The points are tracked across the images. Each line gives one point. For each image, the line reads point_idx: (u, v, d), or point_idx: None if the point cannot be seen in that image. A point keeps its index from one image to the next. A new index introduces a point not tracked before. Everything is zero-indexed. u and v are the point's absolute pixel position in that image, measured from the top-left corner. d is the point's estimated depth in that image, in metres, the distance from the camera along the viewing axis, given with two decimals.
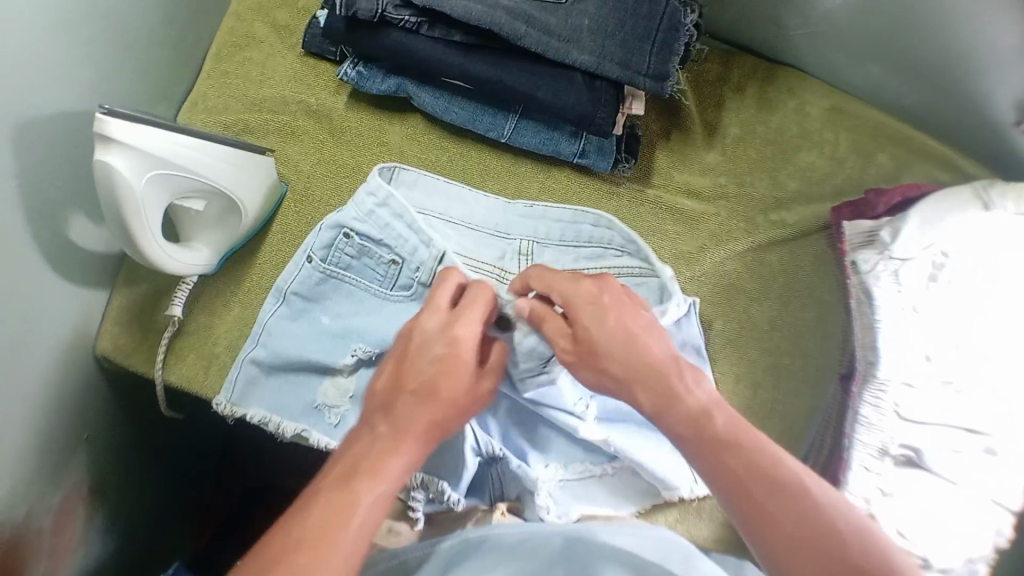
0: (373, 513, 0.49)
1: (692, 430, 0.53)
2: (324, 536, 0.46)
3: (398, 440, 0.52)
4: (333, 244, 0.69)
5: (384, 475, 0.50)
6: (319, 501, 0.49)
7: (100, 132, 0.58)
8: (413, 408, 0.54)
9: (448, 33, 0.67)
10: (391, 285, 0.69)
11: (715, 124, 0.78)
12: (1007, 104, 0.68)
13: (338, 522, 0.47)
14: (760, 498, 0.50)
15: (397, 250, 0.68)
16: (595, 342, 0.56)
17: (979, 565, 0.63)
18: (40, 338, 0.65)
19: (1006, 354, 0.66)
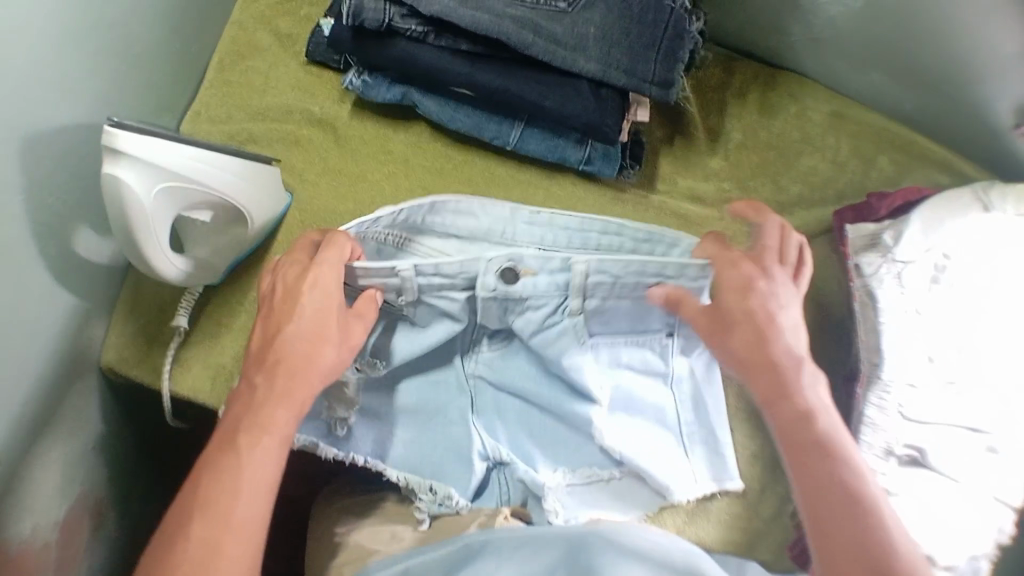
0: (265, 472, 0.51)
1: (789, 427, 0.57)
2: (229, 510, 0.49)
3: (280, 391, 0.54)
4: None
5: (269, 429, 0.53)
6: (209, 468, 0.51)
7: (109, 145, 0.58)
8: (282, 357, 0.56)
9: (455, 42, 0.67)
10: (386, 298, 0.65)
11: (718, 129, 0.78)
12: (1007, 108, 0.69)
13: (233, 487, 0.50)
14: (824, 507, 0.53)
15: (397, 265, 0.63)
16: (732, 325, 0.61)
17: (982, 562, 0.65)
18: (46, 351, 0.64)
19: (1003, 359, 0.68)
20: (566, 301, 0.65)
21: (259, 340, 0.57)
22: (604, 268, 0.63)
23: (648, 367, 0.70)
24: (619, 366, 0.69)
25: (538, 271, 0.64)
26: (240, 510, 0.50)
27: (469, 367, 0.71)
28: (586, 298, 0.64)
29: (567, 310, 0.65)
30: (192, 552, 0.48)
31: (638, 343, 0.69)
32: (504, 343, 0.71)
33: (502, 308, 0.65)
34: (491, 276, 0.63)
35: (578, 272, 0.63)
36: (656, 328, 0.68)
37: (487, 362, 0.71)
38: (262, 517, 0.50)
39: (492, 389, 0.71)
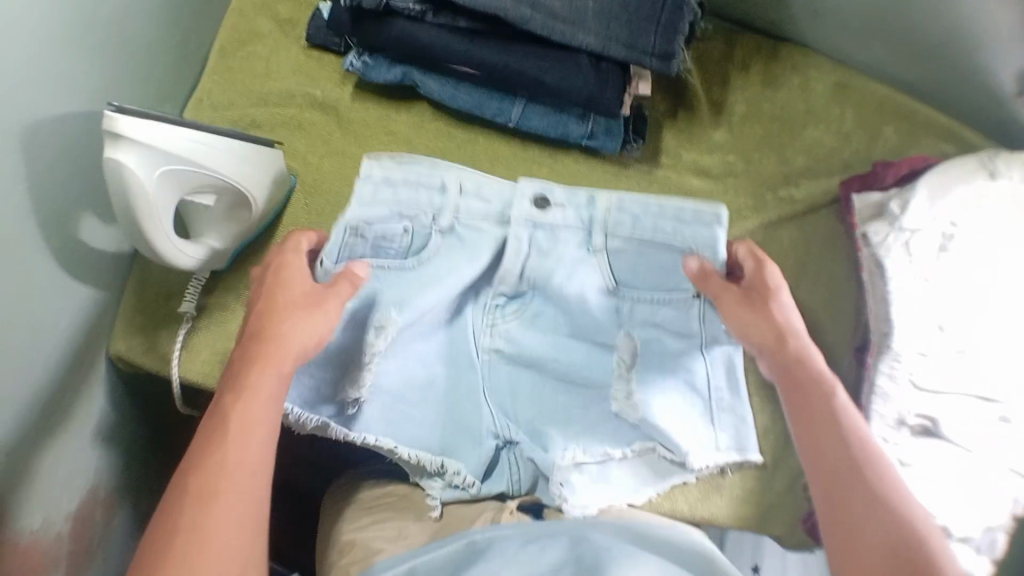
0: (263, 430, 0.50)
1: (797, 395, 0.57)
2: (228, 469, 0.48)
3: (263, 354, 0.53)
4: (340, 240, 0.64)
5: (251, 387, 0.51)
6: (208, 430, 0.50)
7: (110, 130, 0.58)
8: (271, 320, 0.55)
9: (454, 19, 0.67)
10: (403, 257, 0.66)
11: (721, 103, 0.78)
12: (1011, 75, 0.69)
13: (226, 448, 0.49)
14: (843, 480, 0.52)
15: (405, 214, 0.66)
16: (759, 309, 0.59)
17: (998, 534, 0.66)
18: (55, 340, 0.65)
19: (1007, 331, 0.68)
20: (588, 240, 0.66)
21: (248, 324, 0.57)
22: (626, 208, 0.66)
23: (677, 326, 0.66)
24: (650, 325, 0.66)
25: (567, 204, 0.66)
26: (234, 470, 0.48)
27: (483, 342, 0.70)
28: (610, 236, 0.66)
29: (591, 246, 0.66)
30: (198, 507, 0.46)
31: (668, 303, 0.65)
32: (519, 311, 0.70)
33: (529, 249, 0.67)
34: (523, 202, 0.67)
35: (601, 206, 0.66)
36: (683, 286, 0.65)
37: (505, 336, 0.70)
38: (261, 474, 0.49)
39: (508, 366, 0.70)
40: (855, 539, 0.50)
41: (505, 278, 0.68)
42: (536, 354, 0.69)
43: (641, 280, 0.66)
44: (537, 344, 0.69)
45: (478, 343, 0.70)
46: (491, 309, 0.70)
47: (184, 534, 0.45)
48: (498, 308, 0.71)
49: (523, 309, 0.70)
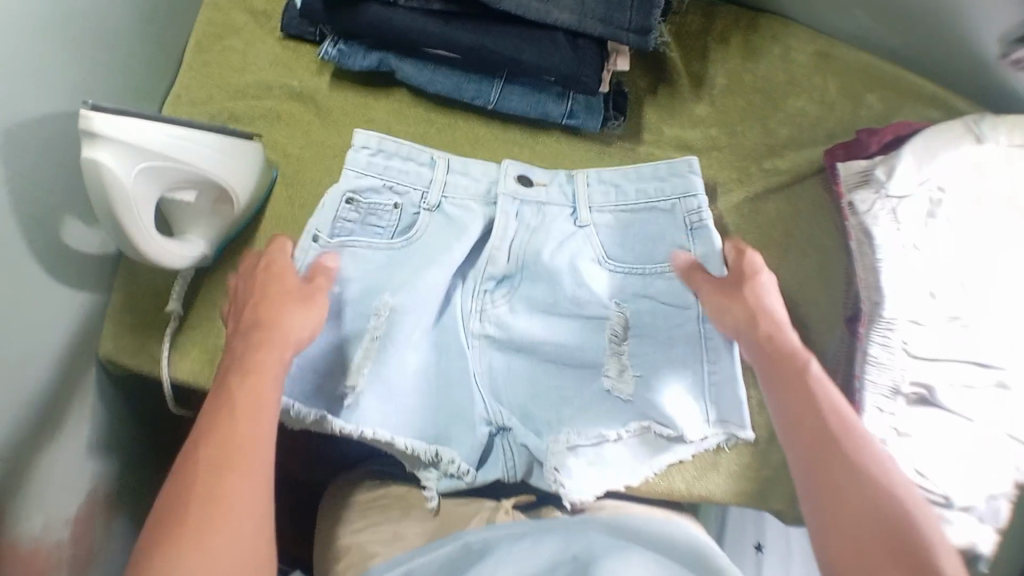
0: (264, 414, 0.51)
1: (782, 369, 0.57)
2: (234, 451, 0.48)
3: (259, 345, 0.55)
4: (335, 215, 0.68)
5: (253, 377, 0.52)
6: (206, 420, 0.50)
7: (86, 129, 0.57)
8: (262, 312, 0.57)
9: (427, 3, 0.66)
10: (391, 233, 0.69)
11: (702, 75, 0.77)
12: (993, 38, 0.68)
13: (233, 430, 0.49)
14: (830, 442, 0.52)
15: (396, 191, 0.70)
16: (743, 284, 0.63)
17: (1001, 502, 0.65)
18: (44, 347, 0.64)
19: (1004, 294, 0.68)
20: (575, 214, 0.71)
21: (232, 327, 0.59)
22: (604, 180, 0.72)
23: (671, 296, 0.68)
24: (642, 296, 0.69)
25: (550, 182, 0.71)
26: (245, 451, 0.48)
27: (473, 328, 0.69)
28: (597, 212, 0.71)
29: (578, 220, 0.71)
30: (202, 488, 0.46)
31: (662, 274, 0.69)
32: (508, 293, 0.70)
33: (519, 226, 0.70)
34: (510, 180, 0.70)
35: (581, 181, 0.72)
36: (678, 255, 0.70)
37: (495, 320, 0.70)
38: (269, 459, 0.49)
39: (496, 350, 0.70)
40: (836, 500, 0.50)
41: (495, 260, 0.70)
42: (527, 337, 0.68)
43: (630, 253, 0.70)
44: (528, 324, 0.69)
45: (467, 329, 0.69)
46: (479, 294, 0.70)
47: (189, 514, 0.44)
48: (486, 293, 0.70)
49: (512, 290, 0.70)
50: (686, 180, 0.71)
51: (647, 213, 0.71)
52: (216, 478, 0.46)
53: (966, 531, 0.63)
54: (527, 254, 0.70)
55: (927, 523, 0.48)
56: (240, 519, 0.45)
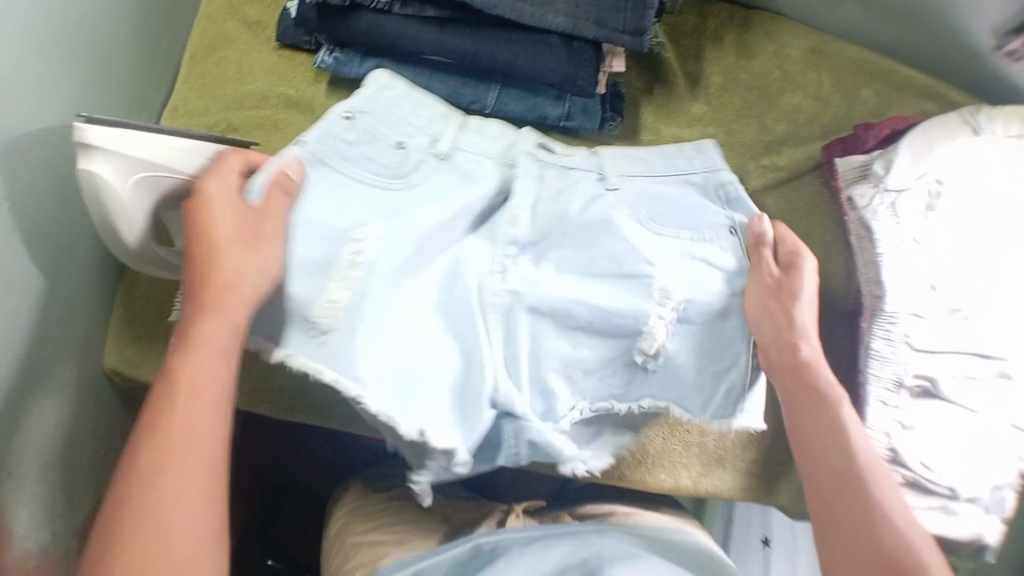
0: (210, 393, 0.45)
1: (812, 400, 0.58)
2: (178, 444, 0.43)
3: (204, 312, 0.47)
4: (332, 132, 0.56)
5: (198, 359, 0.46)
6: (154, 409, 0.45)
7: (80, 141, 0.58)
8: (205, 262, 0.49)
9: (421, 9, 0.67)
10: (390, 173, 0.57)
11: (696, 74, 0.77)
12: (986, 29, 0.68)
13: (176, 420, 0.44)
14: (845, 482, 0.54)
15: (401, 132, 0.59)
16: (787, 305, 0.59)
17: (1005, 492, 0.68)
18: (49, 359, 0.64)
19: (1005, 291, 0.68)
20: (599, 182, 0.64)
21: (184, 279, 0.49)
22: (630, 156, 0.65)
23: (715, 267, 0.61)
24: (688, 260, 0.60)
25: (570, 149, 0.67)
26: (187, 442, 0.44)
27: (488, 293, 0.55)
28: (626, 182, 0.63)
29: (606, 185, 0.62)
30: (137, 500, 0.42)
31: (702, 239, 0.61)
32: (533, 262, 0.58)
33: (541, 185, 0.61)
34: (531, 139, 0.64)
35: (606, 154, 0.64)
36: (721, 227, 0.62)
37: (518, 281, 0.56)
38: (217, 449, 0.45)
39: (524, 320, 0.56)
40: (841, 534, 0.53)
41: (518, 220, 0.58)
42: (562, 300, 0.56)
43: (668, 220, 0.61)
44: (558, 284, 0.57)
45: (482, 294, 0.55)
46: (499, 258, 0.57)
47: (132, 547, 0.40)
48: (507, 257, 0.57)
49: (536, 256, 0.59)
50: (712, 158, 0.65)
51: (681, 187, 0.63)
52: (162, 499, 0.42)
53: (969, 520, 0.66)
54: (555, 213, 0.60)
55: (931, 559, 0.50)
56: (180, 534, 0.42)
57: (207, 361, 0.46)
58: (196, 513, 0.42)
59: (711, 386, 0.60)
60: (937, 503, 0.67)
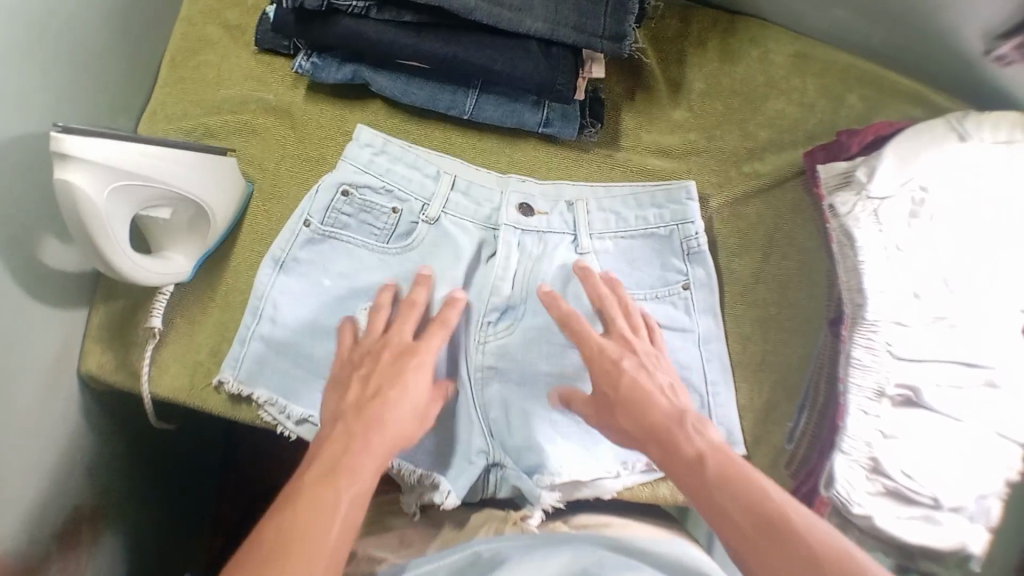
0: (343, 482, 0.52)
1: (689, 478, 0.52)
2: (304, 529, 0.47)
3: (351, 448, 0.54)
4: (330, 205, 0.69)
5: (358, 478, 0.52)
6: (297, 508, 0.49)
7: (57, 151, 0.57)
8: (370, 423, 0.56)
9: (399, 14, 0.66)
10: (387, 236, 0.70)
11: (680, 81, 0.77)
12: (976, 34, 0.66)
13: (323, 520, 0.48)
14: (765, 531, 0.46)
15: (396, 195, 0.70)
16: (616, 399, 0.61)
17: (991, 501, 0.64)
18: (24, 367, 0.63)
19: (1004, 290, 0.65)
20: (575, 241, 0.71)
21: (346, 406, 0.59)
22: (604, 209, 0.71)
23: (672, 321, 0.70)
24: None
25: (550, 211, 0.71)
26: (335, 534, 0.48)
27: (476, 359, 0.68)
28: (597, 239, 0.71)
29: (578, 248, 0.70)
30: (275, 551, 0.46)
31: (661, 298, 0.71)
32: (513, 326, 0.69)
33: (522, 257, 0.69)
34: (511, 210, 0.70)
35: (581, 209, 0.71)
36: (675, 279, 0.71)
37: (498, 352, 0.68)
38: (346, 527, 0.50)
39: (505, 387, 0.68)
40: (759, 550, 0.46)
41: (499, 290, 0.69)
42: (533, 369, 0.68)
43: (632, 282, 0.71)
44: (537, 358, 0.68)
45: (469, 361, 0.68)
46: (482, 325, 0.68)
47: (279, 534, 0.47)
48: (490, 325, 0.68)
49: (516, 323, 0.69)
50: (683, 207, 0.71)
51: (647, 240, 0.71)
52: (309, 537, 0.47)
53: (955, 531, 0.63)
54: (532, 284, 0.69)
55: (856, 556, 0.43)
56: (317, 552, 0.47)
57: (371, 477, 0.54)
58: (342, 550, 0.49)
59: None
60: (920, 513, 0.64)
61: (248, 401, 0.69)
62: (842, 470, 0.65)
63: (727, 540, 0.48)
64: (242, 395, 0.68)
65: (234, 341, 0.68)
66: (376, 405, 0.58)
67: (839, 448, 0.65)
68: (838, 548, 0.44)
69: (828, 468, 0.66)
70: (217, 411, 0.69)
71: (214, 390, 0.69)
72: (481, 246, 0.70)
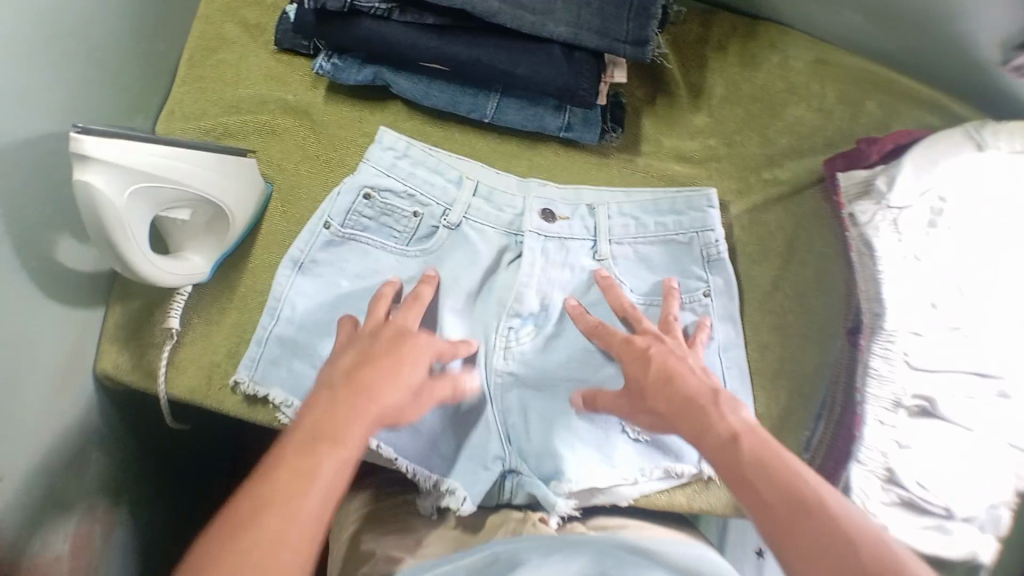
0: (314, 468, 0.47)
1: (722, 458, 0.50)
2: (283, 502, 0.44)
3: (338, 417, 0.50)
4: (351, 209, 0.69)
5: (346, 444, 0.49)
6: (277, 472, 0.46)
7: (76, 152, 0.57)
8: (353, 399, 0.52)
9: (420, 17, 0.65)
10: (408, 240, 0.70)
11: (700, 86, 0.76)
12: (991, 42, 0.67)
13: (305, 490, 0.46)
14: (794, 519, 0.45)
15: (418, 199, 0.70)
16: (642, 382, 0.58)
17: (1002, 511, 0.65)
18: (40, 367, 0.63)
19: (1005, 292, 0.67)
20: (594, 247, 0.71)
21: (338, 371, 0.54)
22: (625, 213, 0.72)
23: None
24: None
25: (572, 217, 0.71)
26: (312, 510, 0.45)
27: (496, 365, 0.69)
28: (616, 245, 0.71)
29: (596, 254, 0.71)
30: (245, 534, 0.43)
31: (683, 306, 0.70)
32: (534, 332, 0.70)
33: (544, 262, 0.70)
34: (534, 216, 0.70)
35: (602, 215, 0.71)
36: (695, 286, 0.71)
37: (520, 358, 0.69)
38: (315, 524, 0.45)
39: (525, 393, 0.69)
40: (793, 536, 0.44)
41: (522, 297, 0.69)
42: (555, 374, 0.69)
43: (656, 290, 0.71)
44: (559, 365, 0.69)
45: (490, 367, 0.69)
46: (504, 331, 0.69)
47: (260, 523, 0.43)
48: (511, 329, 0.69)
49: (537, 329, 0.70)
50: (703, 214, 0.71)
51: (665, 247, 0.71)
52: (289, 531, 0.44)
53: (966, 540, 0.65)
54: (554, 290, 0.70)
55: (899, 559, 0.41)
56: (293, 533, 0.44)
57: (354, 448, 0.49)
58: (305, 551, 0.44)
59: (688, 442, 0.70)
60: (932, 523, 0.65)
61: (262, 401, 0.68)
62: (858, 480, 0.64)
63: (784, 552, 0.44)
64: (258, 396, 0.67)
65: (251, 342, 0.68)
66: (365, 387, 0.53)
67: (855, 458, 0.65)
68: (874, 540, 0.43)
69: (844, 478, 0.65)
70: (232, 412, 0.68)
71: (229, 390, 0.68)
72: (502, 252, 0.71)
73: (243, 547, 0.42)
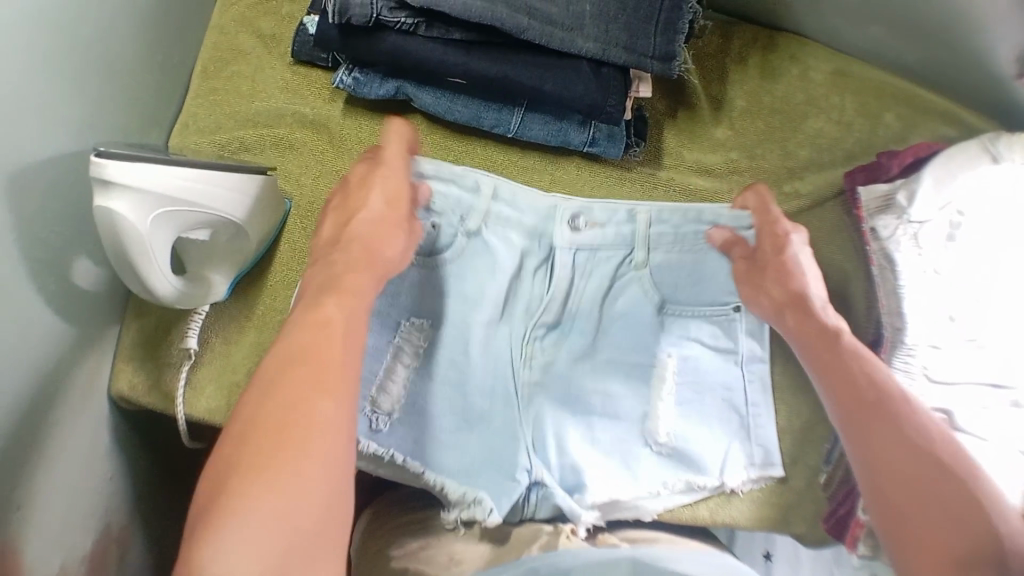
0: (341, 335, 0.49)
1: (818, 344, 0.63)
2: (323, 374, 0.46)
3: (348, 265, 0.55)
4: None
5: (354, 293, 0.53)
6: (311, 333, 0.48)
7: (99, 178, 0.54)
8: (350, 248, 0.57)
9: (447, 31, 0.64)
10: (429, 248, 0.68)
11: (721, 98, 0.77)
12: (1008, 55, 0.64)
13: (334, 346, 0.48)
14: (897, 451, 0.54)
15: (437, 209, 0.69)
16: (768, 265, 0.67)
17: None
18: (64, 390, 0.62)
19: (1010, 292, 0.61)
20: (631, 254, 0.70)
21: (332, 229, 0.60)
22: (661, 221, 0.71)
23: (716, 342, 0.71)
24: (685, 340, 0.71)
25: (605, 224, 0.71)
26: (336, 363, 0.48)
27: (523, 375, 0.69)
28: (653, 251, 0.70)
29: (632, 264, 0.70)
30: (274, 408, 0.44)
31: (707, 318, 0.71)
32: (559, 342, 0.72)
33: (571, 277, 0.71)
34: (564, 227, 0.70)
35: (639, 222, 0.70)
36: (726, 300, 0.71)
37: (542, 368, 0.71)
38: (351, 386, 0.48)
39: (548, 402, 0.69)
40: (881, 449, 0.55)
41: (550, 307, 0.71)
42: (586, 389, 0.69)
43: (686, 303, 0.71)
44: (588, 378, 0.70)
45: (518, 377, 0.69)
46: (529, 339, 0.70)
47: (285, 416, 0.44)
48: (535, 338, 0.71)
49: (563, 337, 0.72)
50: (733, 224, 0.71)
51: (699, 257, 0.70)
52: (308, 416, 0.44)
53: None
54: (581, 301, 0.71)
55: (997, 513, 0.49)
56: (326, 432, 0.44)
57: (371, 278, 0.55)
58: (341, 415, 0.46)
59: (715, 453, 0.70)
60: None
61: None
62: None
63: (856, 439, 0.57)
64: None
65: None
66: (367, 227, 0.58)
67: None
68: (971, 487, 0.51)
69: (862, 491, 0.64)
70: None
71: None
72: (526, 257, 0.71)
73: (275, 408, 0.44)
